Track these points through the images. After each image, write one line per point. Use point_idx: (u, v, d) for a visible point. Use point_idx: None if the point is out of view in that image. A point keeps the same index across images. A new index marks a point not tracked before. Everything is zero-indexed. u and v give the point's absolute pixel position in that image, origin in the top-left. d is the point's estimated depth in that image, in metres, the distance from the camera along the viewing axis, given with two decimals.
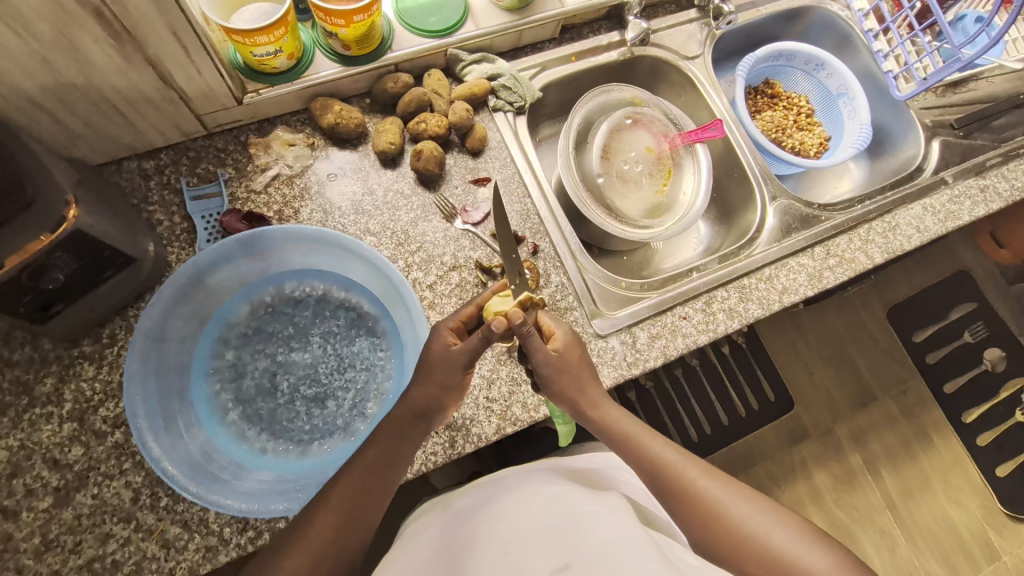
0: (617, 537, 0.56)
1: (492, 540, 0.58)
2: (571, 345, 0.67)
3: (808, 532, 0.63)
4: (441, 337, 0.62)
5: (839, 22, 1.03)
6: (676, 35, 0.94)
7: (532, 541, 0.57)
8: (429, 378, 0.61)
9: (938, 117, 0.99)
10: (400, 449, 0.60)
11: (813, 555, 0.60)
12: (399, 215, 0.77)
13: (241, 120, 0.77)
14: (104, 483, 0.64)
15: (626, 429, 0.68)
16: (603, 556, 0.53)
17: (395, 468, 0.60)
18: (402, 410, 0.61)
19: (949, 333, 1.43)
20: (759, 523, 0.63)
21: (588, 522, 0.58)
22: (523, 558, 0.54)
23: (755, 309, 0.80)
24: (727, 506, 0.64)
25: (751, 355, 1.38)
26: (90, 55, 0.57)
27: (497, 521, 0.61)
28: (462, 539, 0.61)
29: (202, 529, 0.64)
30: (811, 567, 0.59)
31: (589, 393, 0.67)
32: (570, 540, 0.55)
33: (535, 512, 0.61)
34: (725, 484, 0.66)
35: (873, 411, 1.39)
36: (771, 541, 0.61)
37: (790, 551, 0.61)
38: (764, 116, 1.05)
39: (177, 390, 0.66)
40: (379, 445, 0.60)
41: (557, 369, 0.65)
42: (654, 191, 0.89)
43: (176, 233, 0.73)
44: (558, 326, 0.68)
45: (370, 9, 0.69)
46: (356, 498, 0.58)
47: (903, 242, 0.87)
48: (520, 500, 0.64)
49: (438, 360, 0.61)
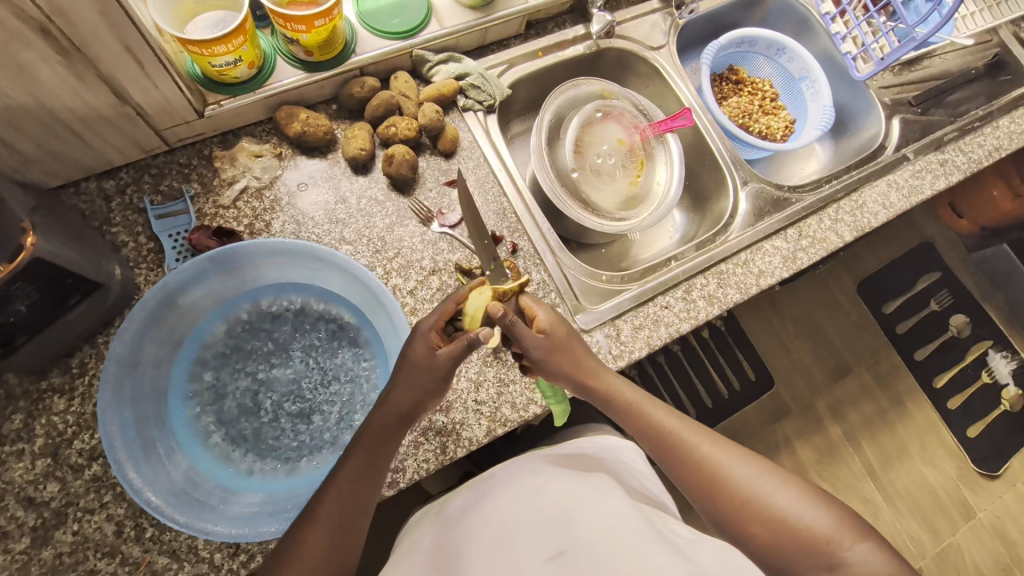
0: (609, 517, 0.57)
1: (487, 534, 0.58)
2: (556, 323, 0.67)
3: (808, 490, 0.65)
4: (426, 338, 0.61)
5: (797, 7, 1.04)
6: (640, 26, 0.94)
7: (527, 532, 0.57)
8: (412, 383, 0.60)
9: (897, 95, 1.02)
10: (384, 455, 0.60)
11: (813, 512, 0.63)
12: (375, 221, 0.76)
13: (203, 133, 0.75)
14: (84, 518, 0.62)
15: (628, 399, 0.69)
16: (597, 539, 0.54)
17: (378, 472, 0.59)
18: (385, 415, 0.60)
19: (916, 303, 1.49)
20: (761, 486, 0.65)
21: (579, 506, 0.58)
22: (521, 552, 0.55)
23: (733, 294, 0.82)
24: (733, 470, 0.66)
25: (731, 338, 1.40)
26: (38, 74, 0.55)
27: (492, 514, 0.61)
28: (459, 537, 0.60)
29: (191, 557, 0.62)
30: (812, 525, 0.62)
31: (586, 362, 0.68)
32: (564, 528, 0.56)
33: (526, 501, 0.61)
34: (729, 447, 0.68)
35: (849, 383, 1.43)
36: (774, 501, 0.63)
37: (792, 512, 0.63)
38: (731, 102, 1.06)
39: (154, 417, 0.63)
40: (363, 454, 0.59)
41: (550, 347, 0.65)
42: (628, 183, 0.90)
43: (143, 254, 0.70)
44: (539, 307, 0.68)
45: (332, 13, 0.67)
46: (347, 507, 0.57)
47: (870, 220, 0.89)
48: (510, 490, 0.64)
49: (421, 367, 0.60)
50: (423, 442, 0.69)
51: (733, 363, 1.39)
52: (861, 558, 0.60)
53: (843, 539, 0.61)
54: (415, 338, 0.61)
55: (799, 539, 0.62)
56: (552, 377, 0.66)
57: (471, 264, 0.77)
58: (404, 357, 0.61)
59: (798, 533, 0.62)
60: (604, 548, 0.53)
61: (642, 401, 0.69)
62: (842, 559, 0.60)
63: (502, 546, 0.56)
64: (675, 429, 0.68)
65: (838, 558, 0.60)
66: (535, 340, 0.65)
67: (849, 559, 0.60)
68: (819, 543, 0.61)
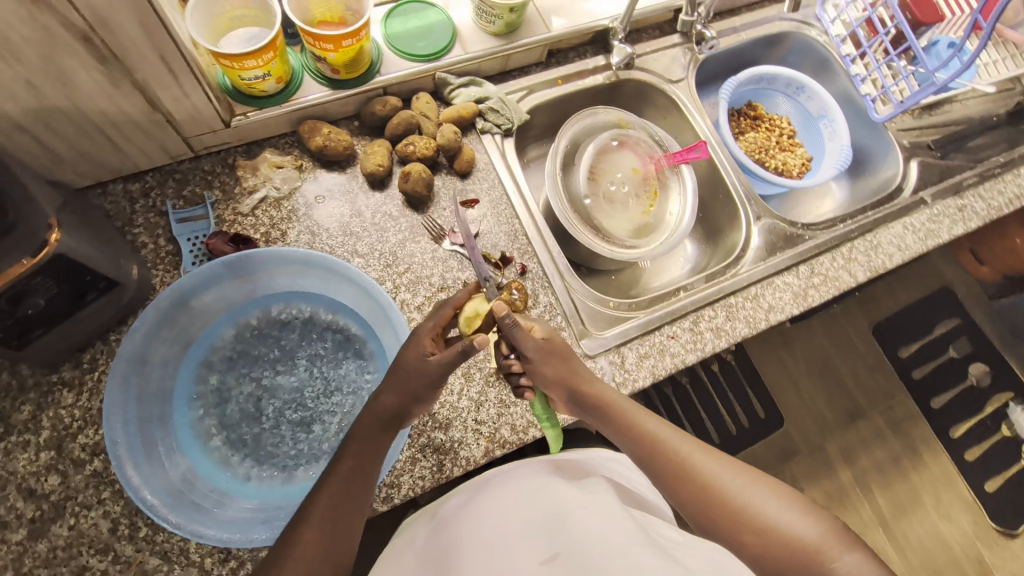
0: (603, 523, 0.56)
1: (477, 538, 0.56)
2: (552, 336, 0.69)
3: (797, 501, 0.67)
4: (421, 345, 0.62)
5: (818, 47, 1.06)
6: (660, 59, 0.96)
7: (516, 538, 0.55)
8: (402, 387, 0.61)
9: (916, 138, 1.01)
10: (376, 450, 0.60)
11: (804, 523, 0.64)
12: (388, 236, 0.78)
13: (228, 142, 0.77)
14: (81, 513, 0.63)
15: (623, 407, 0.68)
16: (590, 544, 0.52)
17: (372, 470, 0.60)
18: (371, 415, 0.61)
19: (935, 348, 1.46)
20: (751, 496, 0.66)
21: (573, 511, 0.57)
22: (510, 556, 0.53)
23: (741, 328, 0.81)
24: (722, 481, 0.66)
25: (741, 372, 1.39)
26: (76, 79, 0.57)
27: (481, 518, 0.59)
28: (448, 541, 0.59)
29: (182, 560, 0.62)
30: (801, 534, 0.63)
31: (580, 369, 0.69)
32: (557, 533, 0.54)
33: (519, 505, 0.60)
34: (719, 457, 0.69)
35: (862, 426, 1.40)
36: (765, 511, 0.65)
37: (784, 521, 0.64)
38: (748, 137, 1.07)
39: (158, 416, 0.64)
40: (357, 448, 0.60)
41: (545, 355, 0.67)
42: (641, 212, 0.90)
43: (162, 256, 0.72)
44: (535, 322, 0.70)
45: (359, 35, 0.70)
46: (344, 501, 0.57)
47: (885, 261, 0.89)
48: (501, 494, 0.63)
49: (412, 370, 0.61)
50: (420, 459, 0.69)
51: (742, 398, 1.37)
52: (849, 567, 0.62)
53: (830, 549, 0.63)
54: (409, 344, 0.62)
55: (789, 545, 0.63)
56: (541, 382, 0.68)
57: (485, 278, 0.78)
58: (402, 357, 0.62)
59: (789, 543, 0.63)
60: (598, 553, 0.51)
61: (635, 409, 0.69)
62: (831, 570, 0.62)
63: (491, 549, 0.54)
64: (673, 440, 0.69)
65: (826, 566, 0.62)
66: (529, 351, 0.66)
67: (837, 568, 0.62)
68: (807, 552, 0.63)
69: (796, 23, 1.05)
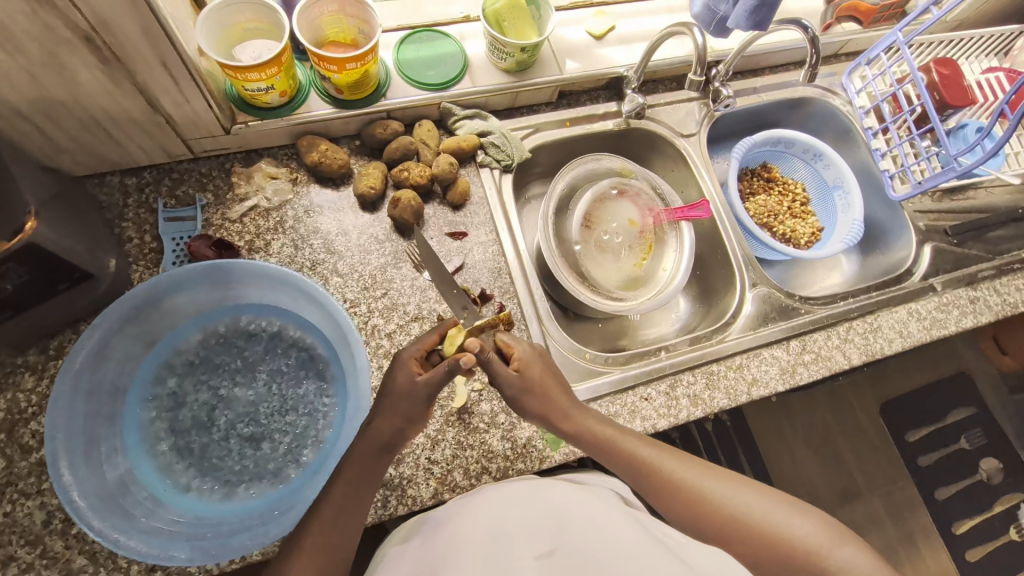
0: (602, 525, 0.55)
1: (479, 535, 0.54)
2: (532, 359, 0.66)
3: (785, 501, 0.65)
4: (406, 367, 0.61)
5: (841, 116, 1.04)
6: (674, 112, 0.95)
7: (519, 535, 0.53)
8: (393, 411, 0.59)
9: (933, 221, 0.97)
10: (365, 489, 0.59)
11: (794, 522, 0.63)
12: (370, 259, 0.77)
13: (228, 148, 0.78)
14: (19, 501, 0.62)
15: (602, 433, 0.66)
16: (589, 541, 0.52)
17: (360, 508, 0.59)
18: (366, 444, 0.59)
19: (946, 436, 1.38)
20: (740, 502, 0.64)
21: (571, 513, 0.57)
22: (510, 553, 0.51)
23: (720, 398, 0.78)
24: (709, 489, 0.65)
25: (734, 434, 1.33)
26: (78, 76, 0.58)
27: (479, 514, 0.57)
28: (446, 539, 0.56)
29: (108, 564, 0.61)
30: (794, 536, 0.61)
31: (559, 400, 0.65)
32: (556, 529, 0.54)
33: (515, 507, 0.58)
34: (702, 467, 0.67)
35: (856, 509, 1.32)
36: (755, 517, 0.63)
37: (775, 524, 0.62)
38: (758, 199, 1.05)
39: (106, 414, 0.63)
40: (344, 486, 0.58)
41: (523, 385, 0.64)
42: (632, 264, 0.88)
43: (144, 252, 0.73)
44: (516, 341, 0.67)
45: (364, 59, 0.70)
46: (332, 542, 0.56)
47: (884, 346, 0.85)
48: (497, 493, 0.60)
49: (403, 395, 0.59)
50: None
51: (732, 462, 1.31)
52: (844, 562, 0.60)
53: (827, 547, 0.61)
54: (396, 368, 0.61)
55: (782, 546, 0.61)
56: (524, 416, 0.66)
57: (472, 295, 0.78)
58: (388, 387, 0.61)
59: (783, 548, 0.61)
60: (599, 549, 0.51)
61: (616, 433, 0.66)
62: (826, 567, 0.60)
63: (493, 546, 0.52)
64: (655, 458, 0.66)
65: (821, 566, 0.60)
66: (507, 382, 0.64)
67: (832, 566, 0.60)
68: (801, 553, 0.61)
69: (820, 91, 1.03)
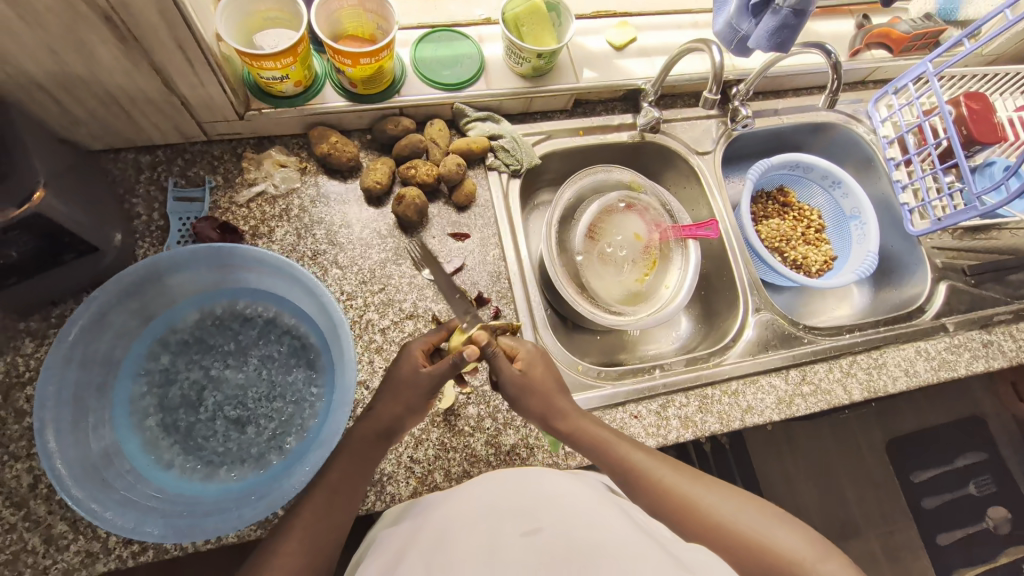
0: (591, 515, 0.54)
1: (462, 522, 0.53)
2: (536, 360, 0.66)
3: (771, 513, 0.63)
4: (412, 358, 0.61)
5: (863, 145, 1.01)
6: (690, 128, 0.94)
7: (506, 515, 0.53)
8: (395, 398, 0.60)
9: (951, 259, 0.95)
10: (361, 473, 0.60)
11: (780, 533, 0.60)
12: (371, 253, 0.77)
13: (241, 133, 0.79)
14: (8, 462, 0.63)
15: (596, 435, 0.65)
16: (575, 526, 0.52)
17: (353, 495, 0.59)
18: (364, 429, 0.60)
19: (953, 481, 1.33)
20: (726, 511, 0.62)
21: (561, 501, 0.56)
22: (495, 530, 0.51)
23: (712, 422, 0.76)
24: (697, 496, 0.63)
25: (732, 459, 1.30)
26: (96, 53, 0.59)
27: (466, 503, 0.56)
28: (430, 526, 0.54)
29: (88, 532, 0.62)
30: (777, 546, 0.59)
31: (559, 404, 0.65)
32: (542, 512, 0.54)
33: (503, 493, 0.57)
34: (691, 475, 0.65)
35: (854, 546, 1.28)
36: (739, 526, 0.61)
37: (760, 533, 0.60)
38: (771, 223, 1.02)
39: (97, 385, 0.64)
40: (339, 470, 0.59)
41: (524, 385, 0.63)
42: (635, 279, 0.87)
43: (151, 229, 0.74)
44: (520, 343, 0.67)
45: (379, 55, 0.70)
46: (325, 524, 0.57)
47: (887, 383, 0.82)
48: (486, 482, 0.60)
49: (405, 383, 0.60)
50: None
51: None
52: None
53: (813, 561, 0.58)
54: (402, 358, 0.62)
55: (767, 558, 0.59)
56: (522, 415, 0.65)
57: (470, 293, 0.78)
58: (393, 373, 0.62)
59: (766, 558, 0.59)
60: (584, 535, 0.50)
61: (611, 437, 0.65)
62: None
63: (477, 531, 0.51)
64: (644, 463, 0.64)
65: None
66: (511, 379, 0.63)
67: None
68: (783, 564, 0.58)
69: (844, 117, 1.01)
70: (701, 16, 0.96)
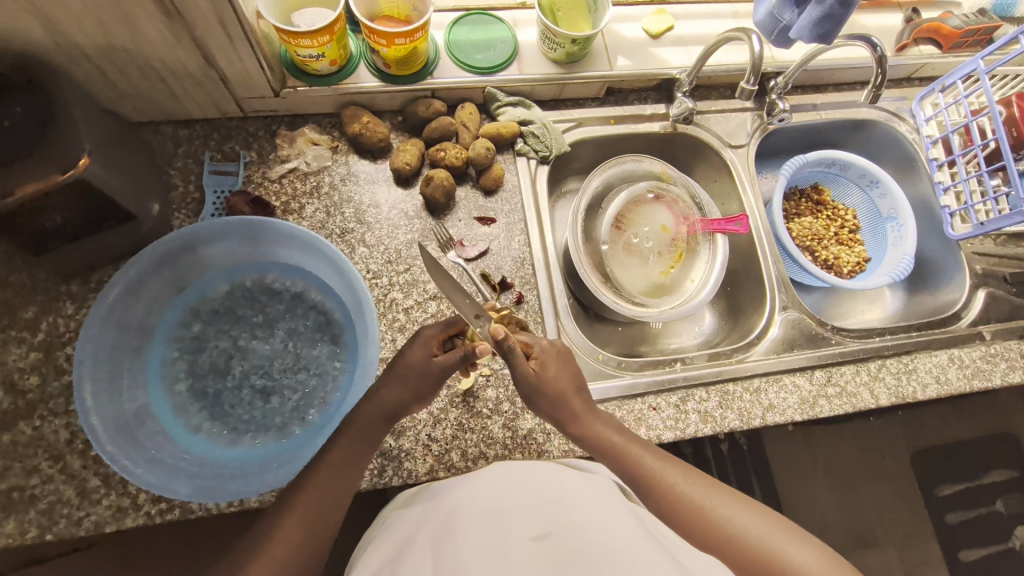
0: (601, 518, 0.55)
1: (474, 514, 0.53)
2: (551, 357, 0.66)
3: (788, 526, 0.59)
4: (425, 344, 0.62)
5: (904, 144, 0.98)
6: (725, 121, 0.92)
7: (518, 513, 0.53)
8: (405, 382, 0.61)
9: (992, 266, 0.92)
10: (363, 454, 0.61)
11: (793, 549, 0.57)
12: (397, 234, 0.78)
13: (276, 111, 0.81)
14: (48, 417, 0.66)
15: (612, 441, 0.65)
16: (587, 529, 0.52)
17: (356, 472, 0.60)
18: (369, 410, 0.60)
19: (979, 496, 1.29)
20: (738, 521, 0.59)
21: (572, 502, 0.56)
22: (507, 530, 0.51)
23: (732, 419, 0.75)
24: (709, 504, 0.61)
25: (750, 461, 1.28)
26: (142, 27, 0.60)
27: (482, 492, 0.56)
28: (443, 515, 0.55)
29: (120, 488, 0.65)
30: (789, 562, 0.56)
31: (574, 405, 0.65)
32: (554, 514, 0.54)
33: (517, 487, 0.57)
34: (705, 482, 0.63)
35: (871, 557, 1.25)
36: (750, 538, 0.58)
37: (772, 546, 0.57)
38: (803, 221, 1.00)
39: (132, 348, 0.67)
40: (343, 449, 0.59)
41: (537, 387, 0.64)
42: (660, 271, 0.86)
43: (187, 201, 0.76)
44: (536, 341, 0.67)
45: (414, 36, 0.71)
46: (326, 501, 0.57)
47: (917, 389, 0.80)
48: (499, 472, 0.60)
49: (414, 369, 0.61)
50: None
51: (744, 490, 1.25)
52: None
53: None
54: (415, 343, 0.62)
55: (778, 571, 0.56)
56: (535, 411, 0.66)
57: (496, 276, 0.79)
58: (402, 356, 0.62)
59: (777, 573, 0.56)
60: (596, 539, 0.50)
61: (624, 443, 0.65)
62: None
63: (489, 527, 0.51)
64: (653, 469, 0.63)
65: None
66: (525, 377, 0.63)
67: None
68: None
69: (886, 114, 0.98)
70: (741, 6, 0.93)
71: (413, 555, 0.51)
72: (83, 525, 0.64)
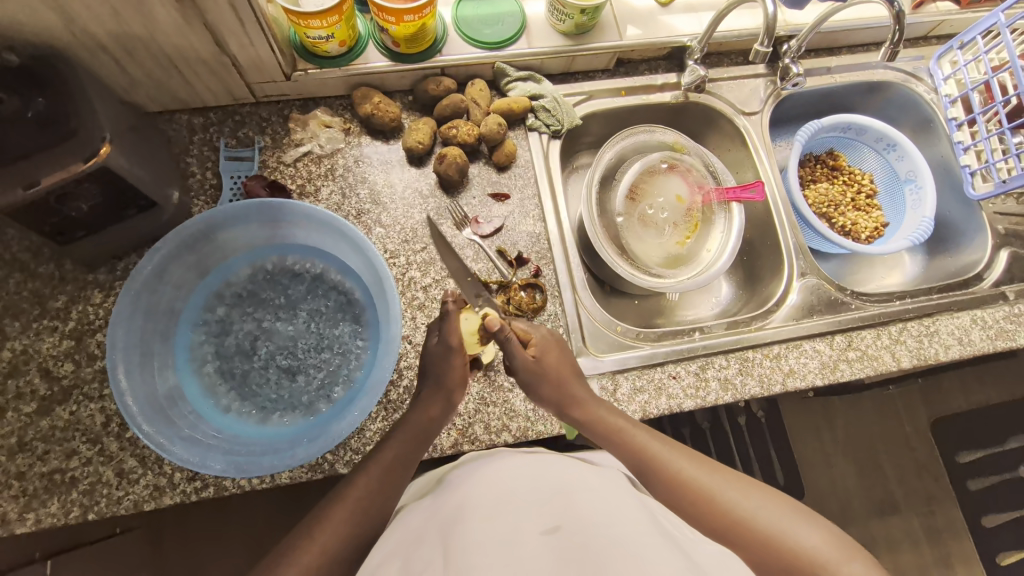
0: (611, 508, 0.50)
1: (477, 511, 0.49)
2: (550, 345, 0.66)
3: (796, 510, 0.61)
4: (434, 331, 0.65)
5: (922, 104, 0.96)
6: (737, 88, 0.91)
7: (524, 507, 0.49)
8: (438, 391, 0.63)
9: (1014, 225, 0.90)
10: (415, 452, 0.62)
11: (802, 532, 0.58)
12: (413, 213, 0.79)
13: (288, 94, 0.81)
14: (84, 402, 0.68)
15: (614, 423, 0.65)
16: (598, 520, 0.48)
17: (405, 472, 0.61)
18: (416, 417, 0.62)
19: (1001, 463, 1.29)
20: (748, 506, 0.60)
21: (581, 493, 0.52)
22: (513, 523, 0.47)
23: (752, 385, 0.75)
24: (717, 492, 0.61)
25: (768, 431, 1.24)
26: (155, 15, 0.60)
27: (488, 489, 0.53)
28: (448, 512, 0.52)
29: (155, 469, 0.67)
30: (798, 545, 0.57)
31: (575, 391, 0.65)
32: (561, 507, 0.49)
33: (526, 482, 0.54)
34: (712, 468, 0.64)
35: (892, 524, 1.25)
36: (761, 523, 0.59)
37: (781, 531, 0.58)
38: (819, 187, 0.99)
39: (161, 332, 0.69)
40: (394, 450, 0.61)
41: (539, 371, 0.64)
42: (676, 242, 0.86)
43: (205, 187, 0.77)
44: (534, 328, 0.67)
45: (422, 12, 0.70)
46: (376, 499, 0.59)
47: (939, 352, 0.80)
48: (510, 468, 0.57)
49: (434, 358, 0.63)
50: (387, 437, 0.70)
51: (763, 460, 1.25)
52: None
53: (833, 563, 0.56)
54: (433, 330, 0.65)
55: (782, 556, 0.57)
56: (537, 403, 0.66)
57: (513, 252, 0.79)
58: (426, 354, 0.64)
59: (786, 555, 0.57)
60: (607, 529, 0.46)
61: (628, 425, 0.65)
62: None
63: (493, 523, 0.47)
64: (658, 453, 0.63)
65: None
66: (525, 366, 0.63)
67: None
68: (807, 565, 0.57)
69: (903, 75, 0.96)
70: None
71: (414, 558, 0.47)
72: (123, 504, 0.66)
